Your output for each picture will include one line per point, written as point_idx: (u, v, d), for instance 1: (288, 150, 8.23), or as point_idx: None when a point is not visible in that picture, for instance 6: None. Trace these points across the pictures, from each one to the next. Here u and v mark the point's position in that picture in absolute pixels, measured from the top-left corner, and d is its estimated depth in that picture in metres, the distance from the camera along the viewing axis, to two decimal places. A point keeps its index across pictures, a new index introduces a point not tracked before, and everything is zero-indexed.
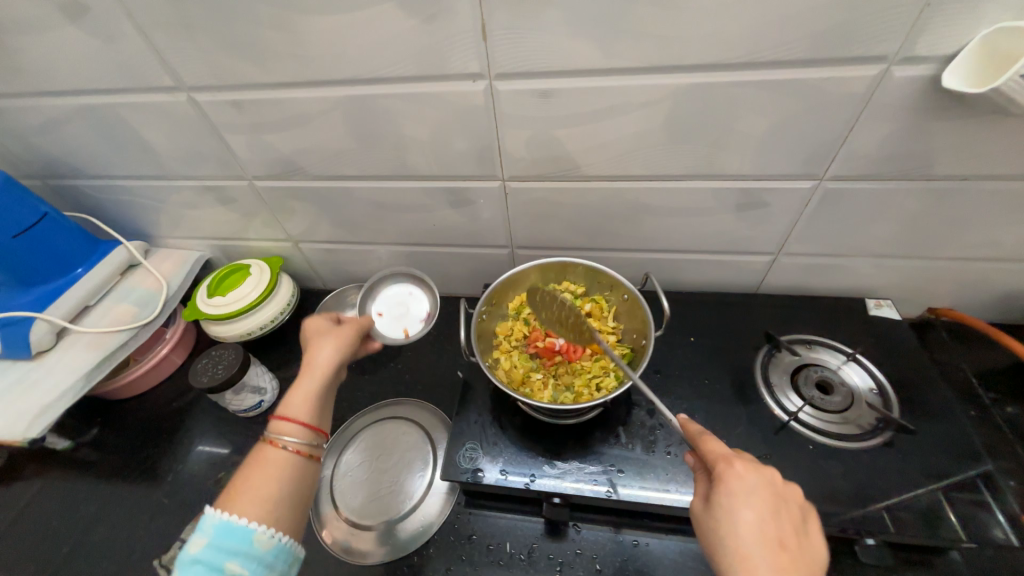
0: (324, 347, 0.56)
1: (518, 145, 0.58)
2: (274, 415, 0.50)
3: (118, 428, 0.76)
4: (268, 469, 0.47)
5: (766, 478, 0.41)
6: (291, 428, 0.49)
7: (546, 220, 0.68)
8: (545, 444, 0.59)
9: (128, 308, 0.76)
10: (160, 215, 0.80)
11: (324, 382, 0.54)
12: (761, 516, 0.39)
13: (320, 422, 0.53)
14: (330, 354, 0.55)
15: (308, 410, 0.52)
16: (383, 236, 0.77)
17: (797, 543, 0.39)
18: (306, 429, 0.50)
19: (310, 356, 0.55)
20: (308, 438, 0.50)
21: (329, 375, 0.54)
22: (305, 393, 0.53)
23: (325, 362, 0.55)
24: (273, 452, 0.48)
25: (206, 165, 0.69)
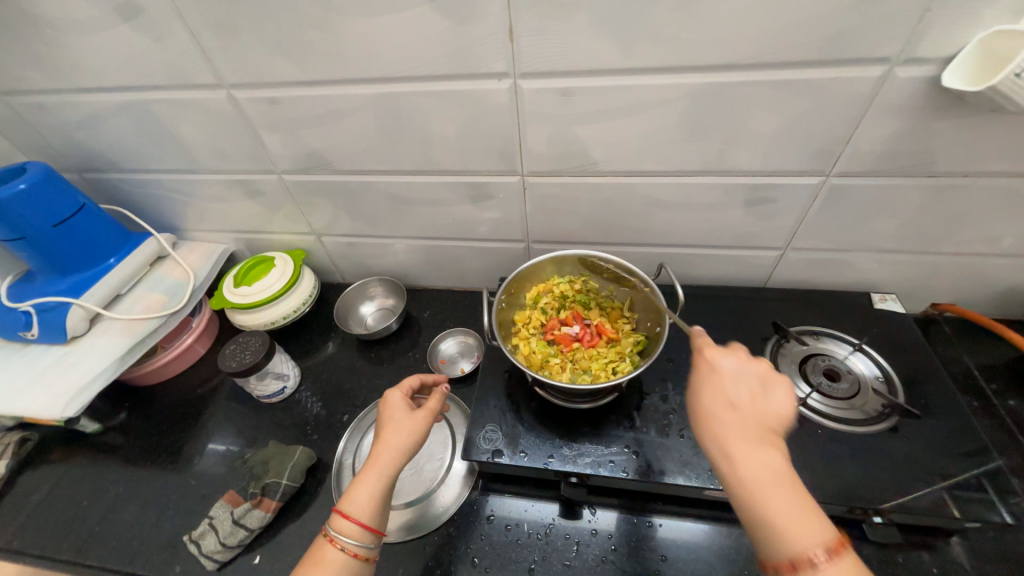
0: (397, 436, 0.52)
1: (538, 141, 0.61)
2: (335, 510, 0.47)
3: (144, 413, 0.79)
4: (322, 569, 0.45)
5: (734, 357, 0.45)
6: (349, 529, 0.47)
7: (562, 214, 0.71)
8: (562, 428, 0.61)
9: (158, 297, 0.79)
10: (189, 209, 0.84)
11: (387, 480, 0.50)
12: (726, 389, 0.43)
13: (381, 519, 0.49)
14: (398, 446, 0.51)
15: (369, 508, 0.48)
16: (405, 230, 0.80)
17: (755, 406, 0.42)
18: (363, 530, 0.47)
19: (381, 443, 0.52)
20: (364, 540, 0.47)
21: (394, 469, 0.50)
22: (370, 490, 0.48)
23: (392, 458, 0.50)
24: (329, 552, 0.46)
25: (238, 160, 0.73)
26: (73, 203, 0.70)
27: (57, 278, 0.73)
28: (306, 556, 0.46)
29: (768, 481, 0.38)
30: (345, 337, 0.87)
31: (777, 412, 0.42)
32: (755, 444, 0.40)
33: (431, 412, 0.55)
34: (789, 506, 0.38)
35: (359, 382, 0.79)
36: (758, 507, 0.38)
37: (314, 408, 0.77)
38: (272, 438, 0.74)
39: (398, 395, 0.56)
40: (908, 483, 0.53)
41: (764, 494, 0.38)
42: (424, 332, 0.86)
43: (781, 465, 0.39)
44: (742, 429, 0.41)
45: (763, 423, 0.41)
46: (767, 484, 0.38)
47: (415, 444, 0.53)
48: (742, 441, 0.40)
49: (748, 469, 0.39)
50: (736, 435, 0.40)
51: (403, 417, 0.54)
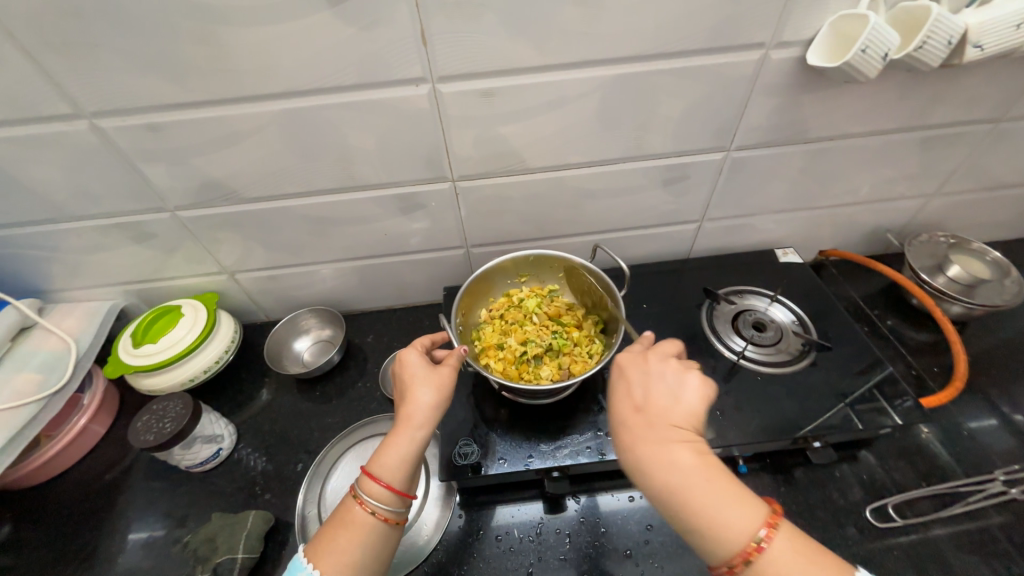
0: (426, 393, 0.49)
1: (465, 144, 0.60)
2: (364, 469, 0.46)
3: (36, 519, 0.64)
4: (354, 532, 0.43)
5: (635, 359, 0.48)
6: (378, 491, 0.44)
7: (499, 214, 0.71)
8: (537, 426, 0.61)
9: (31, 376, 0.64)
10: (56, 265, 0.70)
11: (419, 440, 0.48)
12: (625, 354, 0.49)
13: (410, 484, 0.47)
14: (428, 403, 0.49)
15: (399, 470, 0.46)
16: (331, 253, 0.74)
17: (657, 403, 0.44)
18: (393, 493, 0.45)
19: (409, 402, 0.49)
20: (395, 503, 0.45)
21: (424, 428, 0.48)
22: (401, 448, 0.47)
23: (422, 416, 0.48)
24: (359, 512, 0.44)
25: (115, 200, 0.62)
26: None
27: None
28: (335, 513, 0.45)
29: (676, 476, 0.40)
30: (283, 379, 0.78)
31: (669, 365, 0.47)
32: (633, 392, 0.46)
33: (455, 369, 0.52)
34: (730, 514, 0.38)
35: (308, 425, 0.73)
36: (670, 500, 0.40)
37: (260, 464, 0.69)
38: (215, 510, 0.64)
39: (417, 354, 0.53)
40: (835, 405, 0.61)
41: (630, 430, 0.44)
42: (371, 357, 0.81)
43: (655, 408, 0.44)
44: (647, 430, 0.43)
45: (666, 421, 0.43)
46: (635, 423, 0.44)
47: (444, 402, 0.50)
48: (621, 384, 0.48)
49: (620, 410, 0.46)
50: (619, 382, 0.48)
51: (428, 374, 0.51)
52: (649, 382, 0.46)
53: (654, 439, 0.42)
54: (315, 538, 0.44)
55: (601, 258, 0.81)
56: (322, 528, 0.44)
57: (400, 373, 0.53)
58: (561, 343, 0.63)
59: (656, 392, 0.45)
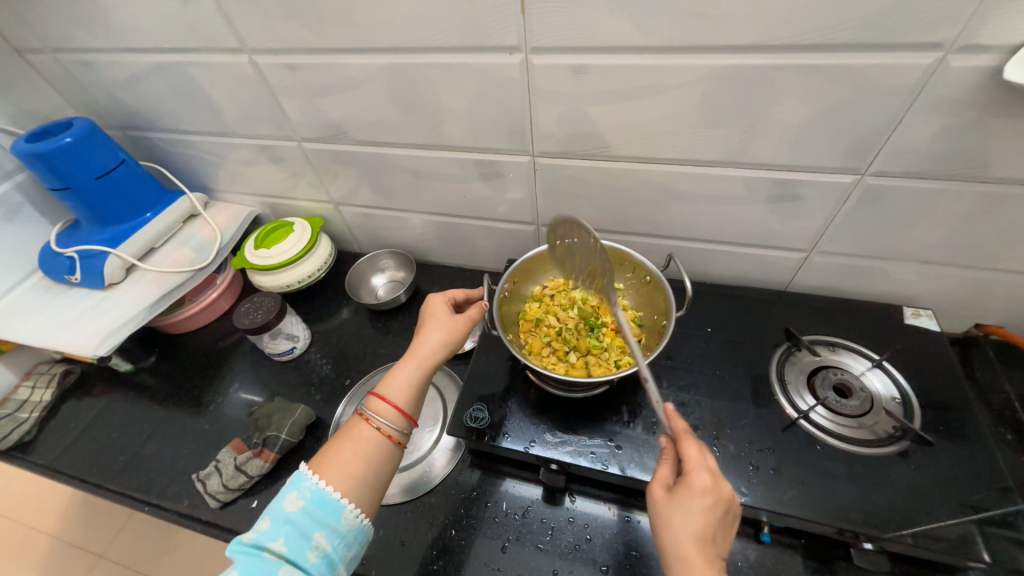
0: (437, 331, 0.56)
1: (550, 119, 0.59)
2: (373, 392, 0.51)
3: (173, 359, 0.85)
4: (359, 445, 0.49)
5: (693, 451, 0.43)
6: (383, 410, 0.50)
7: (575, 198, 0.69)
8: (549, 414, 0.60)
9: (188, 253, 0.84)
10: (219, 170, 0.88)
11: (425, 370, 0.54)
12: (700, 473, 0.41)
13: (413, 409, 0.53)
14: (438, 341, 0.55)
15: (405, 395, 0.52)
16: (417, 204, 0.80)
17: (697, 483, 0.41)
18: (397, 413, 0.51)
19: (422, 338, 0.55)
20: (398, 424, 0.51)
21: (432, 362, 0.54)
22: (408, 376, 0.53)
23: (432, 351, 0.55)
24: (365, 430, 0.50)
25: (261, 125, 0.74)
26: (113, 158, 0.75)
27: (99, 228, 0.79)
28: (342, 430, 0.50)
29: (690, 527, 0.40)
30: (357, 305, 0.89)
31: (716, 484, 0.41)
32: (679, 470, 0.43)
33: (470, 318, 0.58)
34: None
35: (364, 349, 0.82)
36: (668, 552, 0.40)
37: (321, 371, 0.80)
38: (281, 394, 0.78)
39: (438, 300, 0.60)
40: (915, 512, 0.49)
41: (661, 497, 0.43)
42: None
43: (693, 481, 0.41)
44: (680, 498, 0.41)
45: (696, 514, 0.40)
46: (667, 493, 0.43)
47: (453, 343, 0.56)
48: (699, 513, 0.40)
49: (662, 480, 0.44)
50: (684, 510, 0.41)
51: (443, 317, 0.57)
52: (697, 470, 0.42)
53: (682, 503, 0.41)
54: (319, 455, 0.49)
55: (670, 267, 0.74)
56: (327, 444, 0.49)
57: (419, 315, 0.59)
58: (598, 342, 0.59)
59: (699, 482, 0.41)
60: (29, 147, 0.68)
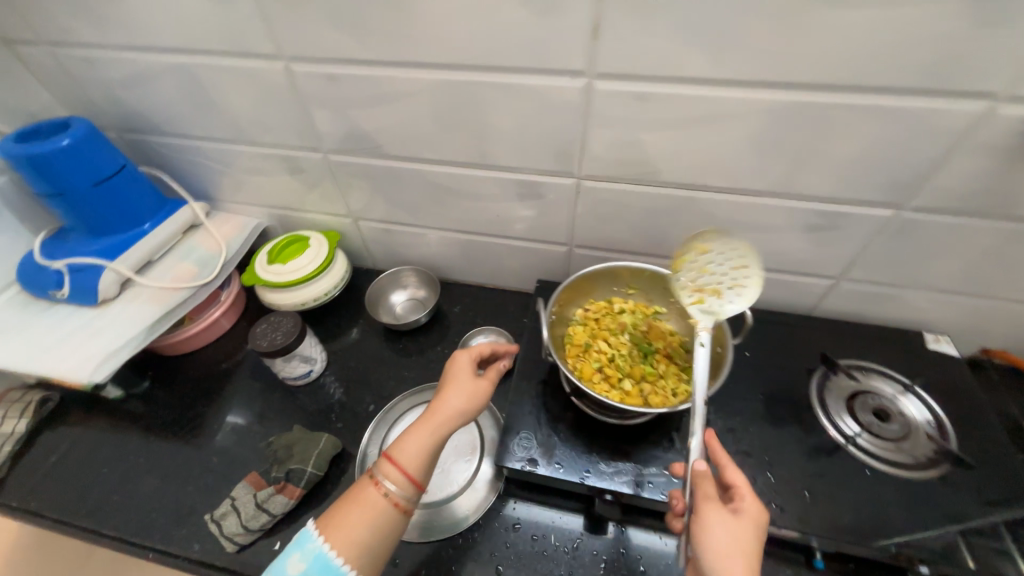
0: (458, 395, 0.53)
1: (603, 142, 0.58)
2: (385, 454, 0.48)
3: (169, 383, 0.77)
4: (366, 509, 0.46)
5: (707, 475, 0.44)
6: (393, 475, 0.47)
7: (615, 221, 0.68)
8: (601, 443, 0.59)
9: (190, 267, 0.77)
10: (225, 179, 0.82)
11: (440, 436, 0.50)
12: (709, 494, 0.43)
13: (425, 475, 0.49)
14: (458, 406, 0.52)
15: (418, 461, 0.49)
16: (444, 221, 0.78)
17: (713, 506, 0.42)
18: (407, 482, 0.47)
19: (442, 399, 0.52)
20: (407, 491, 0.48)
21: (450, 428, 0.51)
22: (423, 441, 0.49)
23: (449, 414, 0.51)
24: (373, 493, 0.47)
25: (284, 135, 0.70)
26: (114, 164, 0.69)
27: (91, 239, 0.72)
28: (351, 490, 0.48)
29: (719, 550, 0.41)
30: (373, 325, 0.85)
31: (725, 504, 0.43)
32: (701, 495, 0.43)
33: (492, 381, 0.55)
34: None
35: (386, 372, 0.78)
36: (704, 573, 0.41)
37: (340, 396, 0.75)
38: (296, 422, 0.72)
39: (466, 358, 0.57)
40: (961, 533, 0.51)
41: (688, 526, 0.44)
42: (453, 327, 0.84)
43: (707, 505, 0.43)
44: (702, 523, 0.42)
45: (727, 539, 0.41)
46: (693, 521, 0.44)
47: (472, 408, 0.53)
48: (721, 533, 0.41)
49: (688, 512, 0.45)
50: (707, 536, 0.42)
51: (466, 379, 0.54)
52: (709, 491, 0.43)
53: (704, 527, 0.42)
54: (327, 514, 0.47)
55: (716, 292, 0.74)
56: (335, 503, 0.47)
57: (446, 369, 0.57)
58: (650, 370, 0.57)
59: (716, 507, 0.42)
60: (20, 149, 0.61)
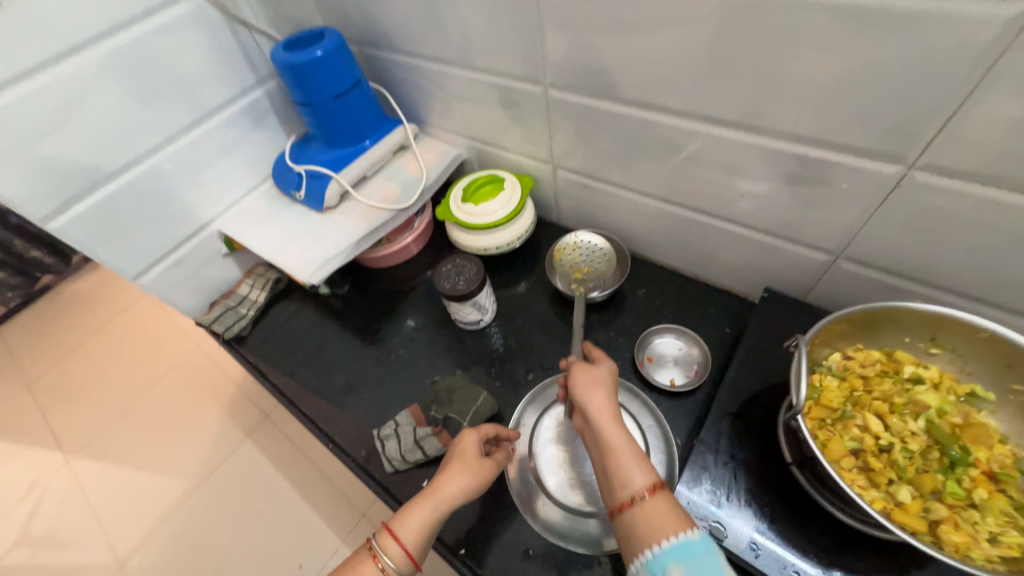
0: (461, 476, 0.52)
1: (994, 118, 0.36)
2: (385, 525, 0.49)
3: (362, 293, 0.85)
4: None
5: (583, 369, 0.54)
6: (392, 552, 0.48)
7: (940, 239, 0.45)
8: (821, 540, 0.44)
9: (395, 189, 0.80)
10: (438, 104, 0.80)
11: (441, 514, 0.50)
12: (582, 378, 0.52)
13: (423, 552, 0.49)
14: (460, 489, 0.51)
15: (416, 537, 0.48)
16: (662, 190, 0.63)
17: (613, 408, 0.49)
18: (404, 558, 0.47)
19: (445, 478, 0.52)
20: (401, 567, 0.48)
21: (449, 508, 0.50)
22: (422, 518, 0.49)
23: (451, 493, 0.51)
24: (369, 567, 0.47)
25: (508, 62, 0.62)
26: (352, 78, 0.71)
27: (325, 149, 0.78)
28: (350, 557, 0.49)
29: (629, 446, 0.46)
30: (546, 286, 0.79)
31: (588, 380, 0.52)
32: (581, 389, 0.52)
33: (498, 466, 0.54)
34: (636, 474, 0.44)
35: (551, 342, 0.72)
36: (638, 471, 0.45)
37: (501, 353, 0.73)
38: (457, 365, 0.73)
39: (474, 436, 0.56)
40: None
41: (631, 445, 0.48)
42: (633, 312, 0.72)
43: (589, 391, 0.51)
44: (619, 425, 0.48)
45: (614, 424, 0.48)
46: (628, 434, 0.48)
47: (475, 489, 0.52)
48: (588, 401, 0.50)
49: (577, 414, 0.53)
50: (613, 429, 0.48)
51: (470, 458, 0.53)
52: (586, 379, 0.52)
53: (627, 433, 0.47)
54: None
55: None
56: (332, 572, 0.48)
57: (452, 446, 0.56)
58: (952, 487, 0.38)
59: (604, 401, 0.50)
60: (286, 57, 0.66)
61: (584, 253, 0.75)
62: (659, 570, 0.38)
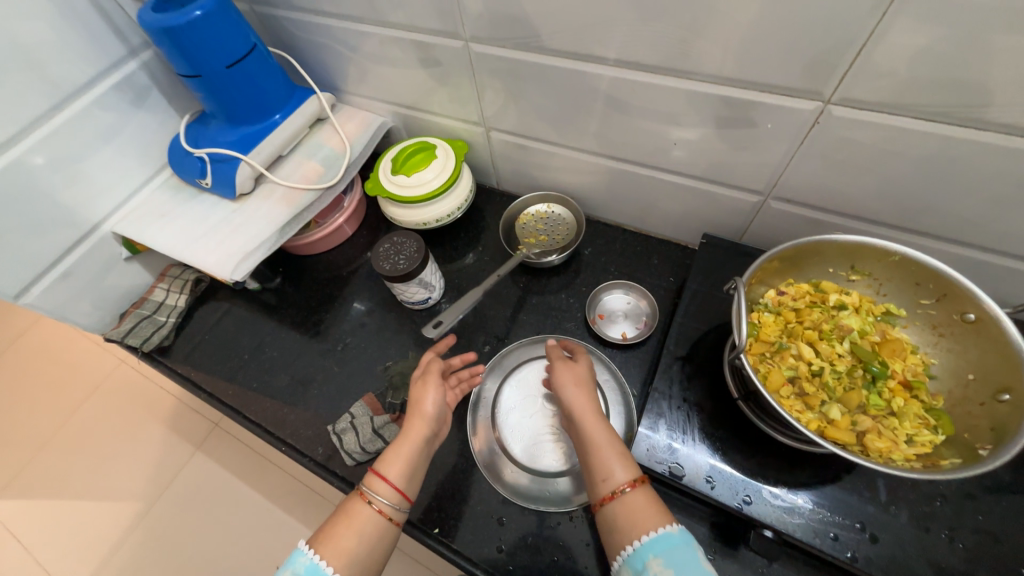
0: (429, 400, 0.54)
1: (898, 49, 0.37)
2: (370, 468, 0.49)
3: (297, 284, 0.79)
4: (353, 523, 0.47)
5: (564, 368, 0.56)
6: (382, 489, 0.48)
7: (856, 171, 0.47)
8: (768, 463, 0.47)
9: (317, 167, 0.73)
10: (352, 68, 0.72)
11: (419, 441, 0.52)
12: (562, 380, 0.55)
13: (412, 484, 0.50)
14: (431, 411, 0.53)
15: (402, 471, 0.50)
16: (596, 144, 0.61)
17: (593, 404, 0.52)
18: (395, 490, 0.48)
19: (415, 408, 0.54)
20: (395, 501, 0.48)
21: (425, 431, 0.52)
22: (402, 450, 0.50)
23: (424, 419, 0.53)
24: (361, 506, 0.48)
25: (421, 14, 0.56)
26: (245, 43, 0.62)
27: (227, 128, 0.69)
28: (339, 507, 0.48)
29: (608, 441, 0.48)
30: (493, 255, 0.77)
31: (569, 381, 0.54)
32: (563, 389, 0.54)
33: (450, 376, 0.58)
34: (616, 465, 0.46)
35: (504, 311, 0.71)
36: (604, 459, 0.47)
37: (455, 329, 0.71)
38: (410, 347, 0.70)
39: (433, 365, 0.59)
40: None
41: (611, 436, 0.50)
42: (581, 271, 0.72)
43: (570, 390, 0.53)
44: (598, 420, 0.50)
45: (597, 423, 0.50)
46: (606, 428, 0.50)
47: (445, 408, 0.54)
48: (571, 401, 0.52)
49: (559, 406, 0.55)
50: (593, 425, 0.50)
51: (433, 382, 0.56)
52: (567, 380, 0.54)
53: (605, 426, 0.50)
54: (315, 533, 0.47)
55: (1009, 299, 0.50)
56: (324, 523, 0.47)
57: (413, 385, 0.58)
58: (875, 399, 0.41)
59: (585, 398, 0.52)
60: (157, 19, 0.56)
61: (549, 225, 0.74)
62: (641, 564, 0.40)
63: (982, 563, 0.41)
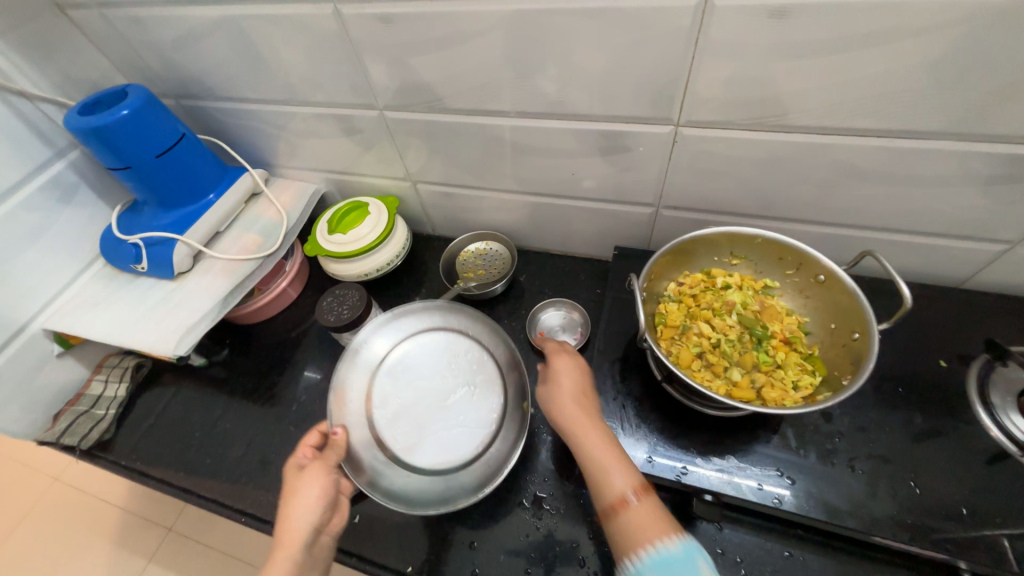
0: (305, 504, 0.49)
1: (714, 79, 0.47)
2: None
3: (247, 353, 0.79)
4: None
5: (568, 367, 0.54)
6: None
7: (718, 176, 0.57)
8: (698, 434, 0.52)
9: (255, 237, 0.76)
10: (281, 144, 0.78)
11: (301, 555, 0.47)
12: (563, 378, 0.53)
13: None
14: (311, 519, 0.49)
15: None
16: (510, 182, 0.69)
17: (590, 407, 0.51)
18: None
19: (287, 518, 0.49)
20: None
21: (306, 540, 0.48)
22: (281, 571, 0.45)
23: (298, 530, 0.48)
24: None
25: (338, 92, 0.64)
26: (173, 133, 0.66)
27: (161, 212, 0.72)
28: None
29: (607, 447, 0.47)
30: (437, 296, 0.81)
31: (573, 384, 0.52)
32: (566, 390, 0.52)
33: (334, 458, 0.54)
34: (621, 475, 0.45)
35: None
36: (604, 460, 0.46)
37: None
38: None
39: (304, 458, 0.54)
40: None
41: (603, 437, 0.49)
42: (519, 297, 0.78)
43: (571, 393, 0.51)
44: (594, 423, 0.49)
45: (593, 423, 0.49)
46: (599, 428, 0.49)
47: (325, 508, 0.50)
48: (574, 403, 0.50)
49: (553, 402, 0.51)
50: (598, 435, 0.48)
51: (312, 477, 0.51)
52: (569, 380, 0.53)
53: (598, 425, 0.49)
54: None
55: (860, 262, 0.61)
56: None
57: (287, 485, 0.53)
58: (764, 358, 0.49)
59: (586, 403, 0.51)
60: (84, 121, 0.60)
61: (487, 260, 0.81)
62: None
63: (881, 483, 0.48)
